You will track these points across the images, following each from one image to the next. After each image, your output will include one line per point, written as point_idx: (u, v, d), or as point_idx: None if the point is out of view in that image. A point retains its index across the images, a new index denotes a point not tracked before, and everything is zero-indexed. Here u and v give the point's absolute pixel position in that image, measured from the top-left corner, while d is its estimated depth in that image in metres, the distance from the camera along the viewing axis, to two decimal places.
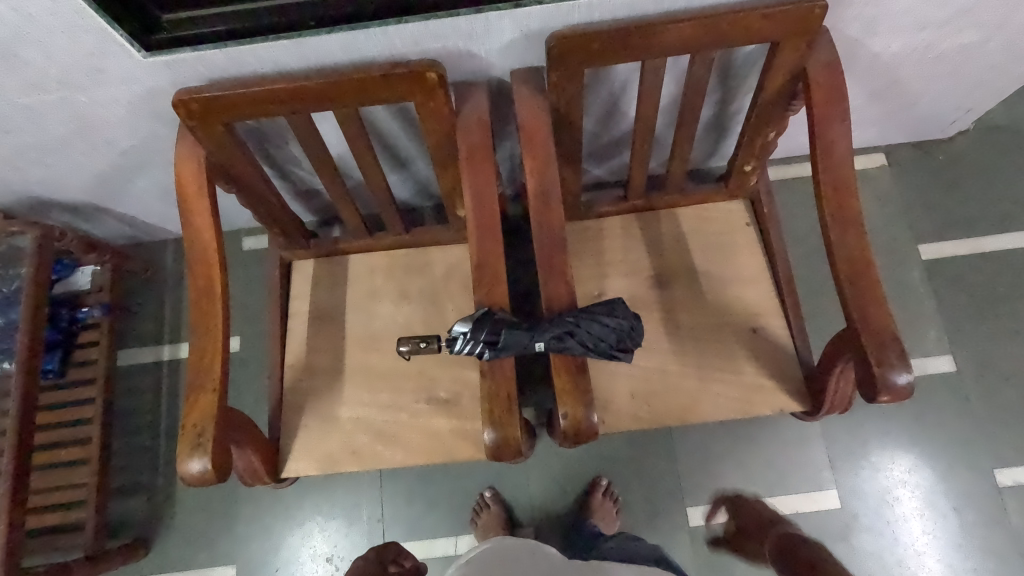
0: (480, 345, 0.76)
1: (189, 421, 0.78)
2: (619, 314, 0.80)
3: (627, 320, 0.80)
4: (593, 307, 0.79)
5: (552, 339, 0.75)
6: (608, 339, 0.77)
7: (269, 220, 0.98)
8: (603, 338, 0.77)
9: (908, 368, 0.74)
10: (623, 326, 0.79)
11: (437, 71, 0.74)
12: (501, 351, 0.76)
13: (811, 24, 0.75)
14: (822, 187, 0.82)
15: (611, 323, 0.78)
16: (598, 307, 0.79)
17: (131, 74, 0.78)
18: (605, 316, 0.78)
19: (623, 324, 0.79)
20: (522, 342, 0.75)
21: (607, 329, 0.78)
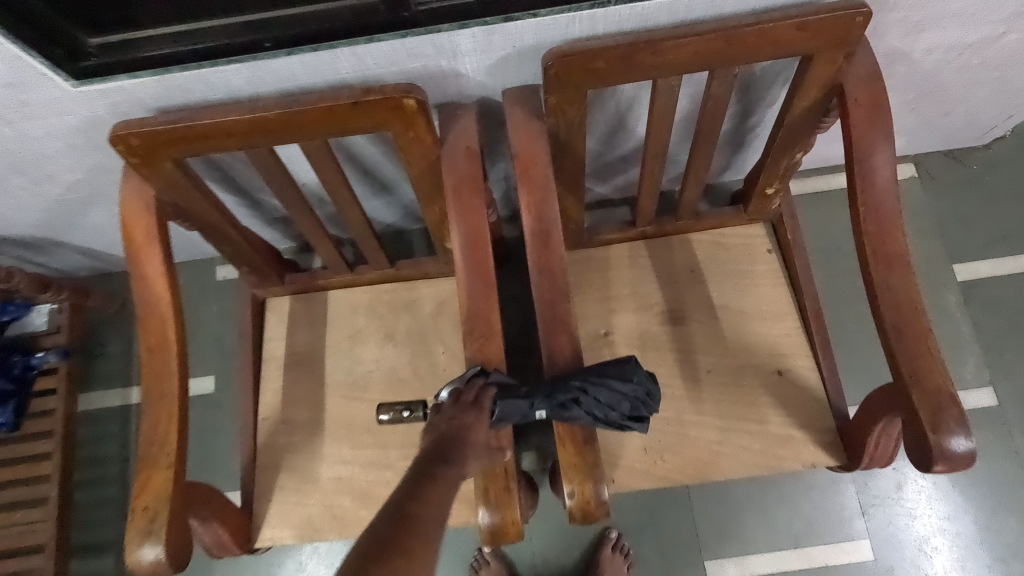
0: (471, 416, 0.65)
1: (139, 503, 0.68)
2: (635, 378, 0.67)
3: (646, 383, 0.68)
4: (604, 368, 0.66)
5: (553, 409, 0.64)
6: (621, 409, 0.65)
7: (235, 259, 0.88)
8: (614, 408, 0.65)
9: (967, 434, 0.64)
10: (641, 391, 0.67)
11: (416, 97, 0.64)
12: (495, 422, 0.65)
13: (851, 35, 0.64)
14: (863, 221, 0.71)
15: (626, 389, 0.66)
16: (611, 368, 0.67)
17: (61, 105, 0.67)
18: (618, 380, 0.66)
19: (641, 390, 0.67)
20: (520, 412, 0.65)
21: (620, 397, 0.65)
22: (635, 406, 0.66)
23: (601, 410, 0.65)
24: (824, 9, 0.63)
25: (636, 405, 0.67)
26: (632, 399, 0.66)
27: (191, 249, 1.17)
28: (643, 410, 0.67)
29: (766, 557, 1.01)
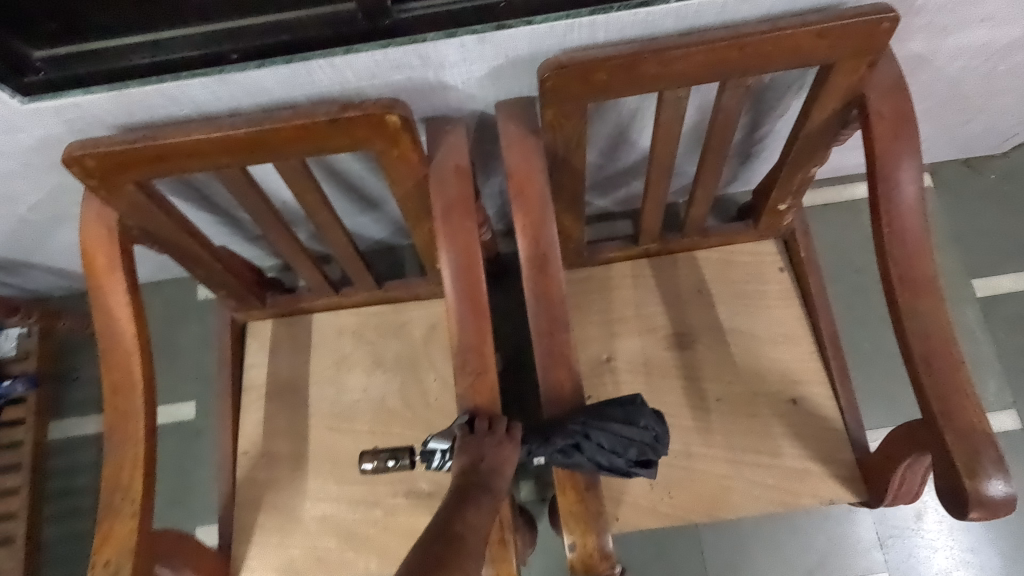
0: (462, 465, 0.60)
1: (100, 558, 0.62)
2: (641, 422, 0.61)
3: (655, 427, 0.62)
4: (608, 412, 0.61)
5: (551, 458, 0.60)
6: (625, 456, 0.60)
7: (211, 283, 0.82)
8: (618, 456, 0.60)
9: (1005, 478, 0.58)
10: (648, 437, 0.61)
11: (399, 113, 0.58)
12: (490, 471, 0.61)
13: (874, 42, 0.59)
14: (888, 244, 0.65)
15: (630, 436, 0.60)
16: (615, 412, 0.61)
17: (12, 123, 0.61)
18: (622, 425, 0.60)
19: (649, 435, 0.61)
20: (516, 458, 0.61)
21: (625, 445, 0.60)
22: (643, 452, 0.61)
23: (604, 459, 0.60)
24: (846, 15, 0.58)
25: (643, 451, 0.61)
26: (638, 445, 0.61)
27: (169, 268, 1.11)
28: (651, 456, 0.61)
29: None
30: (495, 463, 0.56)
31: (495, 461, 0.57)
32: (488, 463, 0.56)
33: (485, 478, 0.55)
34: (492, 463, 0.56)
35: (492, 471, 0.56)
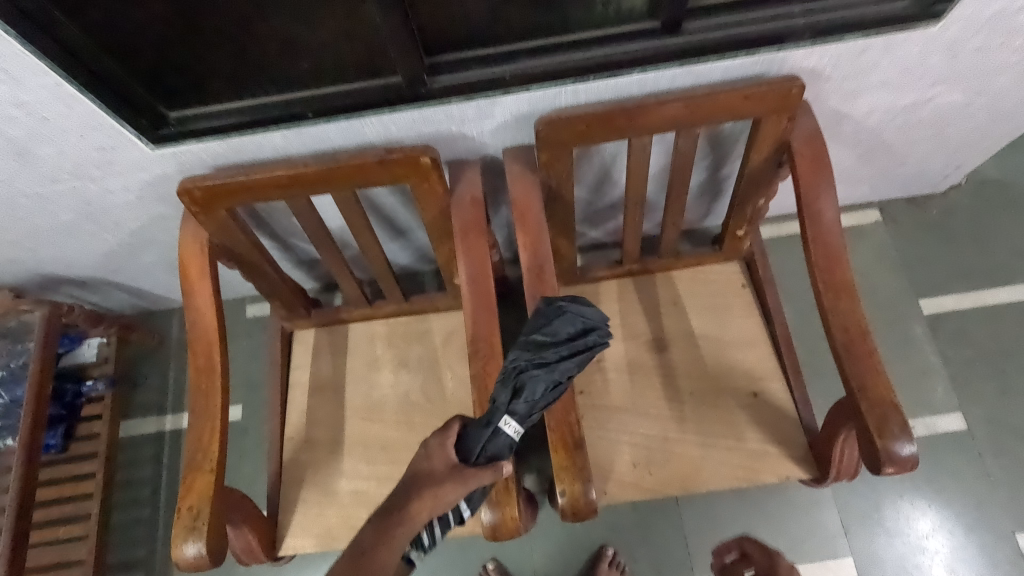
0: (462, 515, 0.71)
1: (184, 503, 0.78)
2: (557, 305, 0.70)
3: (570, 301, 0.70)
4: (526, 326, 0.69)
5: (516, 397, 0.66)
6: (567, 334, 0.67)
7: (270, 294, 1.00)
8: (563, 341, 0.67)
9: (911, 439, 0.73)
10: (572, 307, 0.69)
11: (430, 155, 0.77)
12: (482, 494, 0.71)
13: (789, 103, 0.77)
14: (815, 257, 0.82)
15: (561, 323, 0.68)
16: (535, 321, 0.70)
17: (138, 164, 0.81)
18: (545, 321, 0.69)
19: (570, 304, 0.69)
20: (488, 432, 0.65)
21: (563, 328, 0.67)
22: (578, 320, 0.68)
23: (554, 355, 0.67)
24: (765, 82, 0.77)
25: (581, 320, 0.68)
26: (570, 318, 0.68)
27: (224, 290, 1.30)
28: (588, 318, 0.68)
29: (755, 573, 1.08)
30: (432, 495, 0.65)
31: (434, 492, 0.65)
32: (425, 489, 0.65)
33: (418, 506, 0.64)
34: (429, 493, 0.65)
35: (428, 504, 0.65)
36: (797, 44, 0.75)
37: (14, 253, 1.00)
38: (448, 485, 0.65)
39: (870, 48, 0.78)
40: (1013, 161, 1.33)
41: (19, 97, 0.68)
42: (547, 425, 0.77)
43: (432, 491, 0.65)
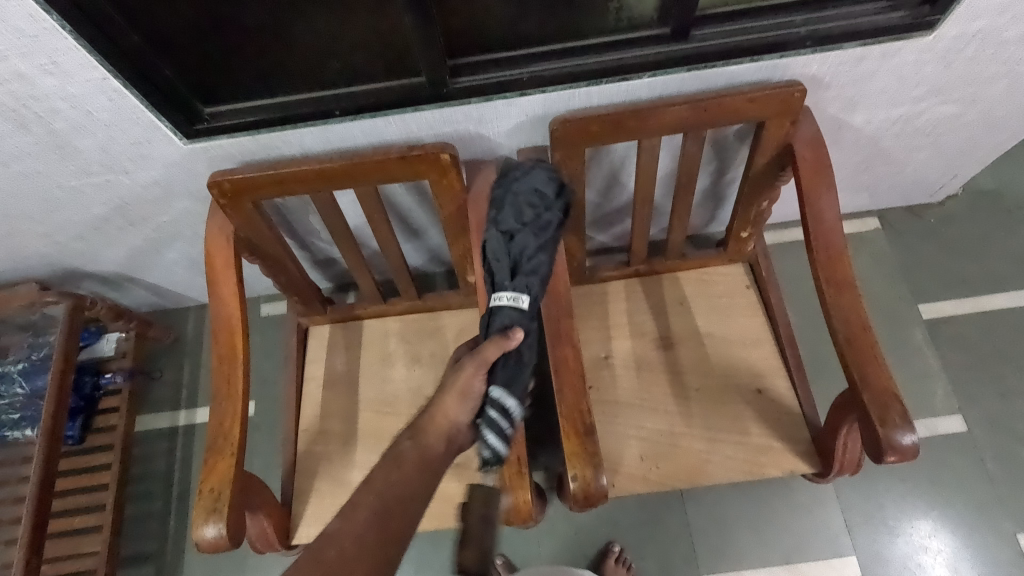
0: (499, 399, 0.73)
1: (205, 485, 0.80)
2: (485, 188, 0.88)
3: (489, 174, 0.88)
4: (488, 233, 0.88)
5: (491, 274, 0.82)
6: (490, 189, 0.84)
7: (288, 289, 1.02)
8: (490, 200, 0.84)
9: (911, 428, 0.75)
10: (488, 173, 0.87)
11: (450, 152, 0.81)
12: (517, 359, 0.76)
13: (791, 107, 0.81)
14: (817, 254, 0.85)
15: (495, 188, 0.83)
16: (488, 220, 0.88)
17: (170, 158, 0.85)
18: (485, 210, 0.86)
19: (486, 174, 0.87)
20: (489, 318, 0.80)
21: (499, 187, 0.83)
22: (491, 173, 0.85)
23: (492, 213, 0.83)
24: (769, 87, 0.81)
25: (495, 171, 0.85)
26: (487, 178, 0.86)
27: None
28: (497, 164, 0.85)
29: (761, 572, 1.11)
30: (437, 416, 0.70)
31: (440, 412, 0.70)
32: (427, 418, 0.70)
33: (430, 430, 0.69)
34: (429, 420, 0.69)
35: (435, 427, 0.69)
36: (799, 51, 0.79)
37: (42, 246, 1.04)
38: (449, 398, 0.71)
39: (868, 57, 0.82)
40: (1008, 173, 1.38)
41: (67, 90, 0.73)
42: (559, 412, 0.79)
43: (433, 418, 0.69)
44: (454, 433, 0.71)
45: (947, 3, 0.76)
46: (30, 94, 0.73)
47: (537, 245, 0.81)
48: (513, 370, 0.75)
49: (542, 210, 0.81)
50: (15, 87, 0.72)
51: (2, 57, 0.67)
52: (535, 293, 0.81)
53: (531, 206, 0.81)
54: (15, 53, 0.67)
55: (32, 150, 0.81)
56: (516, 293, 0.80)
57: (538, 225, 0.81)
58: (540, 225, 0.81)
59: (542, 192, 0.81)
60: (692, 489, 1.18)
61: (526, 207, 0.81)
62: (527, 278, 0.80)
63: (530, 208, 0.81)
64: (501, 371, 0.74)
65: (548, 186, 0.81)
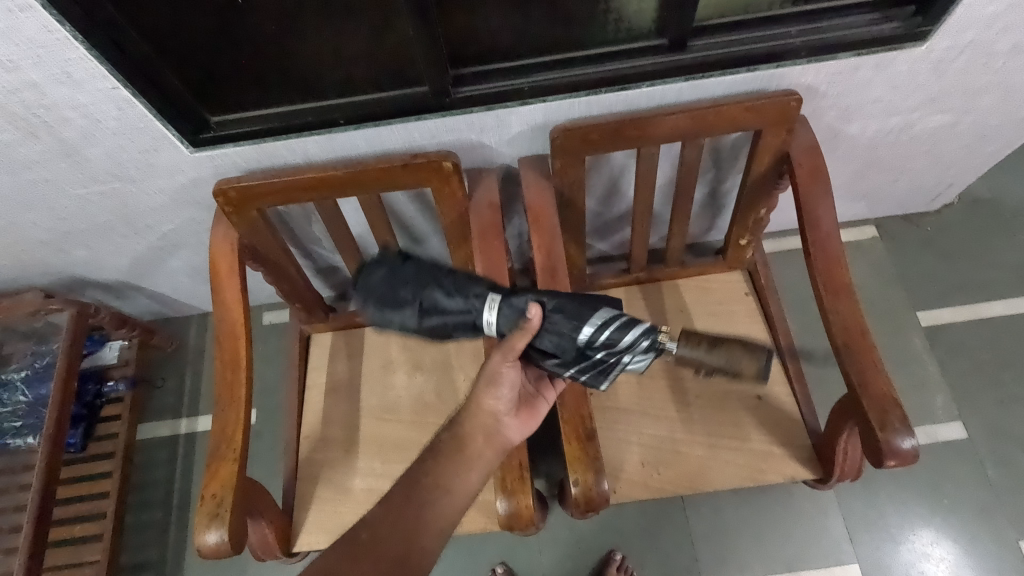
0: (601, 351, 0.67)
1: (207, 491, 0.80)
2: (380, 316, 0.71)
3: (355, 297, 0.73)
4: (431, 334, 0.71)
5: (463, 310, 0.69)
6: (390, 293, 0.71)
7: (290, 297, 1.03)
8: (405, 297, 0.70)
9: (911, 432, 0.75)
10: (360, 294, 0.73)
11: (452, 160, 0.82)
12: (551, 316, 0.67)
13: (788, 115, 0.83)
14: (815, 260, 0.86)
15: (391, 323, 0.71)
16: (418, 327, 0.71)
17: (176, 166, 0.87)
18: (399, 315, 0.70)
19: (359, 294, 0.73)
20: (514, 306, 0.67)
21: (391, 322, 0.71)
22: (369, 285, 0.72)
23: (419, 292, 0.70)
24: (766, 96, 0.82)
25: (372, 279, 0.72)
26: (367, 296, 0.72)
27: None
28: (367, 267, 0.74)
29: None
30: (475, 405, 0.72)
31: (478, 401, 0.72)
32: (468, 410, 0.72)
33: (470, 423, 0.72)
34: (469, 410, 0.72)
35: (475, 419, 0.72)
36: (794, 61, 0.81)
37: (47, 254, 1.05)
38: (481, 386, 0.71)
39: (862, 66, 0.84)
40: (1004, 181, 1.39)
41: (76, 100, 0.74)
42: (561, 417, 0.80)
43: (472, 406, 0.72)
44: (493, 428, 0.72)
45: (939, 13, 0.77)
46: (40, 103, 0.74)
47: (424, 275, 0.71)
48: (565, 314, 0.67)
49: (394, 266, 0.72)
50: (26, 97, 0.73)
51: (15, 67, 0.69)
52: (480, 282, 0.70)
53: (391, 275, 0.71)
54: (27, 63, 0.69)
55: (41, 158, 0.83)
56: (484, 295, 0.68)
57: (406, 274, 0.71)
58: (403, 272, 0.71)
59: (381, 266, 0.73)
60: (693, 497, 1.18)
61: (393, 288, 0.71)
62: (464, 285, 0.70)
63: (391, 280, 0.71)
64: (567, 349, 0.67)
65: (383, 262, 0.73)
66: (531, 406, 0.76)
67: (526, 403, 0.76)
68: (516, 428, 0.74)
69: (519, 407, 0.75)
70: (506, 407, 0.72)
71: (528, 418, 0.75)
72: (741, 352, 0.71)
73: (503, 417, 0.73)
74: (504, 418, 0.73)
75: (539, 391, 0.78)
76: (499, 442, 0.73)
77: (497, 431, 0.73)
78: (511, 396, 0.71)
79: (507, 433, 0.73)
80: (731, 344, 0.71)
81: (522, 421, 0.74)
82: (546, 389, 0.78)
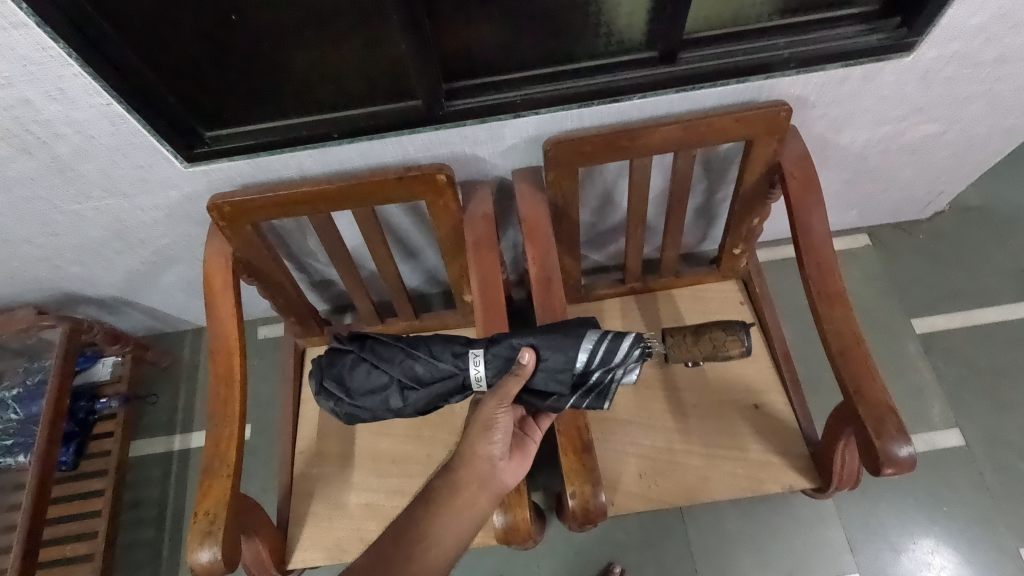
0: (598, 372, 0.70)
1: (201, 508, 0.78)
2: (359, 403, 0.74)
3: (326, 395, 0.76)
4: (416, 410, 0.74)
5: (438, 371, 0.72)
6: (363, 378, 0.74)
7: (285, 310, 1.02)
8: (379, 378, 0.74)
9: (908, 440, 0.75)
10: (332, 397, 0.75)
11: (445, 173, 0.82)
12: (543, 355, 0.70)
13: (778, 125, 0.83)
14: (808, 269, 0.86)
15: (378, 408, 0.74)
16: (400, 406, 0.73)
17: (170, 181, 0.87)
18: (376, 398, 0.73)
19: (332, 394, 0.75)
20: (500, 352, 0.71)
21: (377, 407, 0.74)
22: (341, 377, 0.75)
23: (391, 371, 0.74)
24: (756, 106, 0.83)
25: (344, 376, 0.75)
26: (338, 393, 0.75)
27: None
28: (332, 370, 0.75)
29: None
30: (470, 452, 0.72)
31: (473, 447, 0.72)
32: (463, 456, 0.72)
33: (466, 470, 0.71)
34: (465, 456, 0.72)
35: (471, 465, 0.72)
36: (784, 72, 0.82)
37: (40, 270, 1.05)
38: (476, 433, 0.72)
39: (850, 77, 0.85)
40: (993, 189, 1.41)
41: (70, 116, 0.74)
42: (557, 428, 0.79)
43: (467, 453, 0.72)
44: (490, 473, 0.72)
45: (924, 24, 0.78)
46: (34, 120, 0.74)
47: (397, 352, 0.74)
48: (555, 350, 0.70)
49: (367, 352, 0.75)
50: (20, 113, 0.73)
51: (8, 84, 0.69)
52: (455, 342, 0.73)
53: (366, 362, 0.74)
54: (20, 80, 0.69)
55: (35, 175, 0.83)
56: (465, 352, 0.72)
57: (381, 356, 0.74)
58: (378, 354, 0.74)
59: (354, 354, 0.75)
60: (692, 508, 1.17)
61: (371, 374, 0.74)
62: (441, 351, 0.73)
63: (367, 367, 0.74)
64: (565, 384, 0.70)
65: (353, 350, 0.75)
66: (523, 448, 0.75)
67: (517, 445, 0.75)
68: (511, 472, 0.73)
69: (511, 449, 0.74)
70: (502, 451, 0.72)
71: (522, 460, 0.74)
72: (720, 333, 0.81)
73: (499, 461, 0.72)
74: (500, 463, 0.72)
75: (527, 431, 0.77)
76: (494, 488, 0.72)
77: (493, 474, 0.72)
78: (506, 439, 0.72)
79: (503, 477, 0.72)
80: (712, 329, 0.81)
81: (516, 464, 0.74)
82: (533, 429, 0.78)
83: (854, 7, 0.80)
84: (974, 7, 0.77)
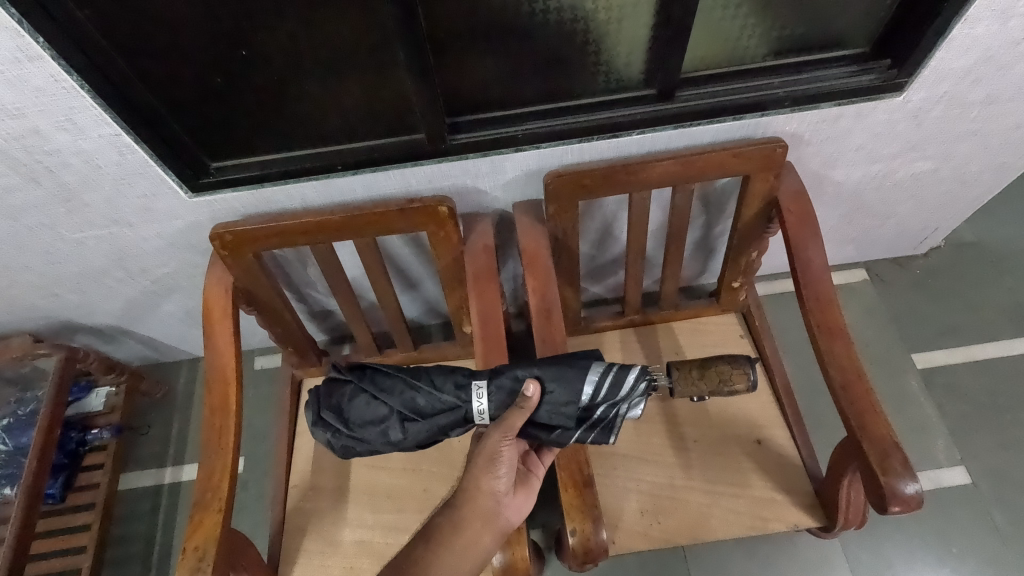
0: (603, 407, 0.69)
1: (190, 544, 0.76)
2: (356, 436, 0.72)
3: (320, 425, 0.73)
4: (415, 442, 0.72)
5: (440, 403, 0.71)
6: (362, 411, 0.73)
7: (284, 340, 1.01)
8: (379, 409, 0.73)
9: (914, 477, 0.73)
10: (328, 429, 0.73)
11: (448, 205, 0.83)
12: (548, 388, 0.70)
13: (774, 161, 0.85)
14: (808, 301, 0.85)
15: (376, 441, 0.73)
16: (398, 438, 0.72)
17: (174, 211, 0.88)
18: (373, 431, 0.72)
19: (328, 426, 0.73)
20: (505, 384, 0.70)
21: (375, 440, 0.72)
22: (339, 408, 0.73)
23: (392, 401, 0.72)
24: (752, 143, 0.84)
25: (344, 407, 0.73)
26: (335, 426, 0.73)
27: None
28: (331, 401, 0.74)
29: None
30: (473, 488, 0.70)
31: (477, 483, 0.70)
32: (465, 492, 0.70)
33: (469, 506, 0.69)
34: (467, 492, 0.70)
35: (474, 502, 0.69)
36: (778, 110, 0.84)
37: (39, 298, 1.04)
38: (479, 468, 0.70)
39: (843, 115, 0.87)
40: (988, 226, 1.43)
41: (79, 146, 0.75)
42: (556, 462, 0.78)
43: (470, 489, 0.70)
44: (494, 509, 0.70)
45: (914, 65, 0.81)
46: (43, 150, 0.75)
47: (398, 383, 0.73)
48: (561, 384, 0.70)
49: (366, 382, 0.73)
50: (30, 143, 0.74)
51: (21, 114, 0.71)
52: (458, 373, 0.72)
53: (365, 393, 0.73)
54: (32, 111, 0.70)
55: (39, 204, 0.83)
56: (468, 385, 0.71)
57: (381, 387, 0.73)
58: (377, 384, 0.73)
59: (353, 384, 0.74)
60: (696, 546, 1.14)
61: (370, 405, 0.73)
62: (443, 382, 0.72)
63: (367, 398, 0.73)
64: (569, 417, 0.70)
65: (352, 380, 0.74)
66: (526, 483, 0.74)
67: (520, 480, 0.73)
68: (515, 508, 0.71)
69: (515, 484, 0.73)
70: (506, 486, 0.70)
71: (526, 495, 0.73)
72: (726, 367, 0.78)
73: (503, 497, 0.70)
74: (504, 499, 0.70)
75: (529, 467, 0.76)
76: (498, 525, 0.70)
77: (497, 512, 0.70)
78: (510, 474, 0.70)
79: (508, 514, 0.71)
80: (717, 361, 0.78)
81: (520, 501, 0.72)
82: (535, 465, 0.76)
83: (847, 48, 0.83)
84: (963, 50, 0.80)
